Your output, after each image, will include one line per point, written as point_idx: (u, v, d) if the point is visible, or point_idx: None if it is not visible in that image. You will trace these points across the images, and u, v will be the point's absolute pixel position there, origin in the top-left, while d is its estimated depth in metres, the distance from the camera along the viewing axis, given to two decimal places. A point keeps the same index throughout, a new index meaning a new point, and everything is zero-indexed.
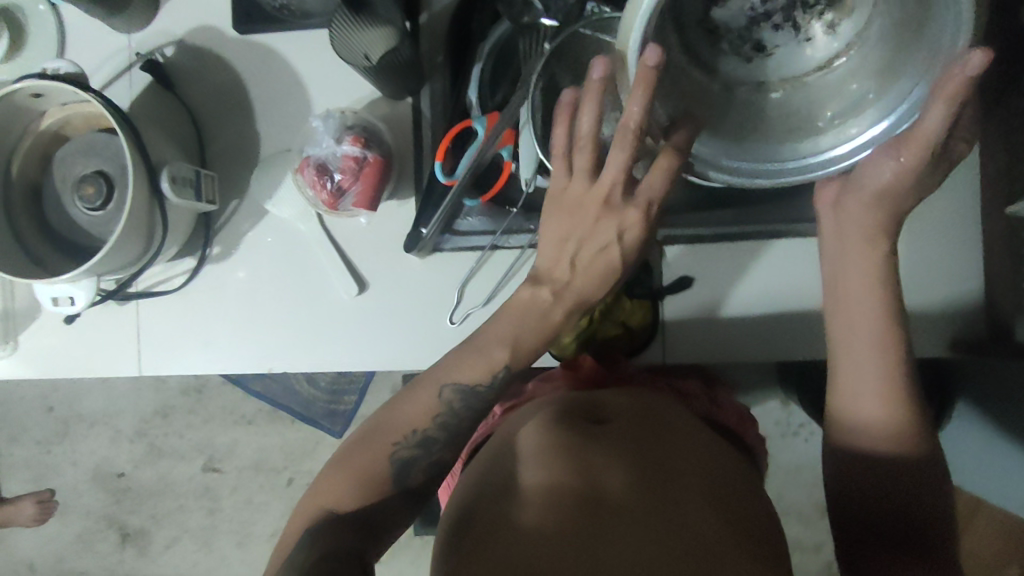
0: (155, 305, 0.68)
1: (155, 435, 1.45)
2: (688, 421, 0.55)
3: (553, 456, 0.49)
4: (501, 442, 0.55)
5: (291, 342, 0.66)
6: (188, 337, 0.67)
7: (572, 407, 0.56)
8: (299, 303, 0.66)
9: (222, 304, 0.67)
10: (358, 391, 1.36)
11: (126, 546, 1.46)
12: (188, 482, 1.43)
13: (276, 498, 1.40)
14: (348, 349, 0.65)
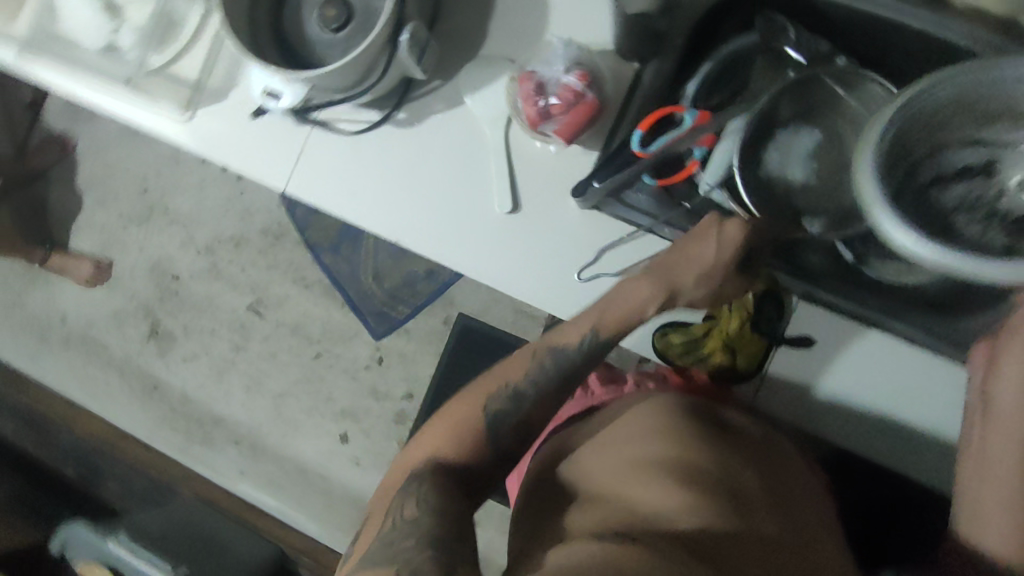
0: (327, 136, 0.71)
1: (220, 257, 1.51)
2: (784, 447, 0.65)
3: (672, 438, 0.60)
4: (621, 417, 0.66)
5: (429, 224, 0.69)
6: (342, 178, 0.71)
7: (695, 409, 0.66)
8: (453, 195, 0.69)
9: (383, 163, 0.70)
10: (412, 307, 1.39)
11: (151, 341, 1.52)
12: (230, 313, 1.49)
13: (299, 365, 1.45)
14: (475, 256, 0.68)
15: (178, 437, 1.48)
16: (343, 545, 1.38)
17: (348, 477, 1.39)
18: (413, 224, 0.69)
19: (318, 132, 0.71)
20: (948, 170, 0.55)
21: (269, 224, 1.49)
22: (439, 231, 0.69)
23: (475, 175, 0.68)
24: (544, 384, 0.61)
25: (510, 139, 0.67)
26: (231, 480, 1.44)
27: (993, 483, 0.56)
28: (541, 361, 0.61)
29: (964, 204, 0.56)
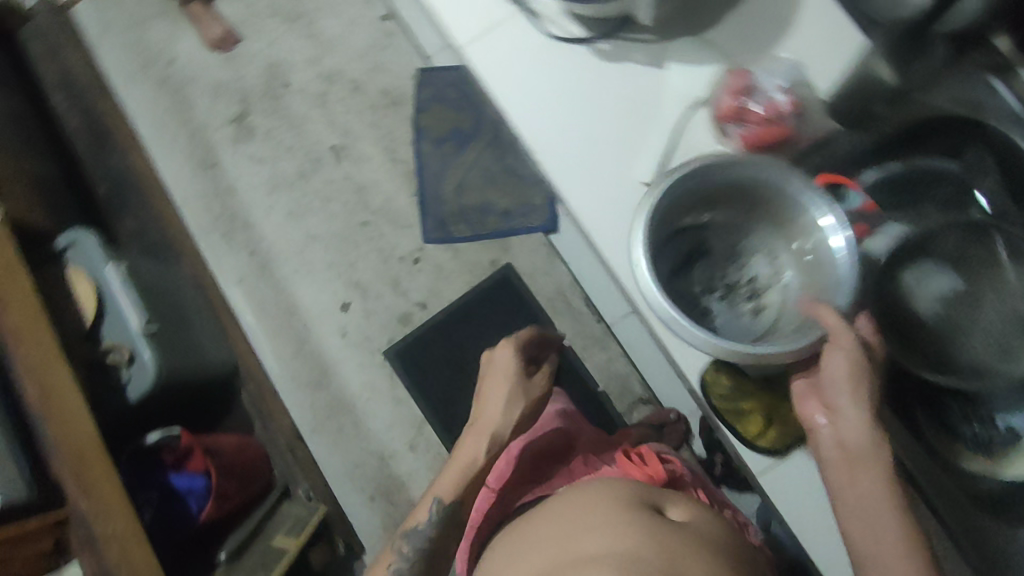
0: (525, 24, 0.71)
1: (333, 88, 1.46)
2: (719, 530, 0.67)
3: (595, 521, 0.63)
4: (546, 519, 0.69)
5: (566, 149, 0.68)
6: (519, 65, 0.71)
7: (631, 502, 0.66)
8: (600, 138, 0.68)
9: (561, 74, 0.70)
10: (472, 232, 1.36)
11: (230, 126, 1.48)
12: (311, 141, 1.45)
13: (345, 223, 1.40)
14: (589, 195, 0.67)
15: (203, 218, 1.45)
16: (293, 398, 1.36)
17: (328, 341, 1.37)
18: (552, 139, 0.69)
19: (520, 14, 0.71)
20: (686, 262, 0.69)
21: (391, 87, 1.44)
22: (568, 155, 0.68)
23: (635, 130, 0.68)
24: (439, 531, 0.79)
25: (686, 122, 0.67)
26: (226, 282, 1.42)
27: (866, 515, 0.57)
28: (433, 512, 0.79)
29: (717, 289, 0.70)
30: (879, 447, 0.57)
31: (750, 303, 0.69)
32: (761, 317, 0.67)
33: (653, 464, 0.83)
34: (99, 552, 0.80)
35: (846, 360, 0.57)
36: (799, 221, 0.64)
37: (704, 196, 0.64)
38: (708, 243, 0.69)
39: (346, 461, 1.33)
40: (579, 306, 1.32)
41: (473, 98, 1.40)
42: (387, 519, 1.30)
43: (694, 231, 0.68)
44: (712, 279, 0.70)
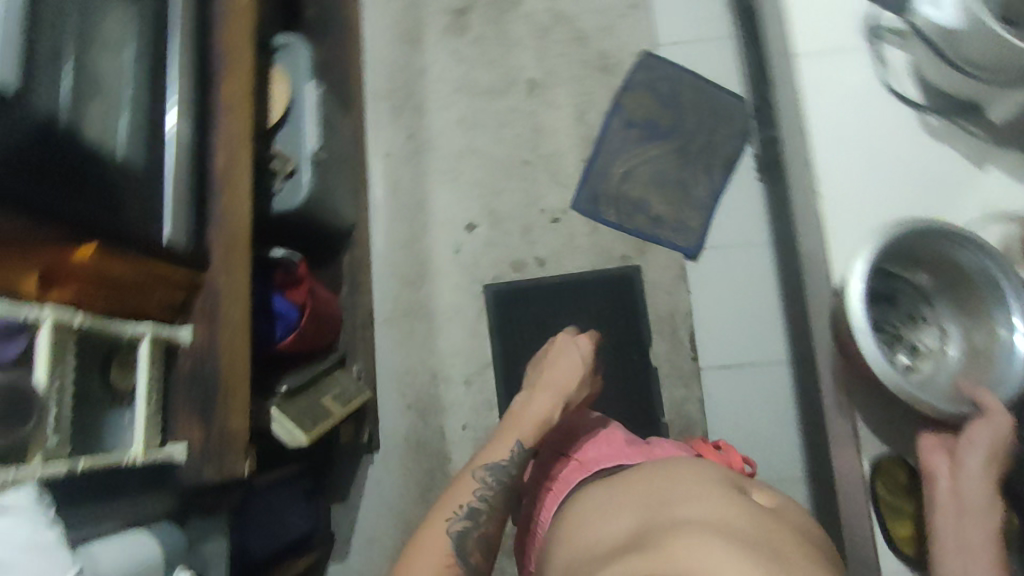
0: (867, 58, 0.73)
1: (558, 28, 1.44)
2: (810, 524, 0.70)
3: (696, 490, 0.66)
4: (620, 482, 0.72)
5: (859, 165, 0.70)
6: (858, 89, 0.72)
7: (727, 481, 0.70)
8: (891, 180, 0.70)
9: (887, 113, 0.72)
10: (618, 221, 1.35)
11: (448, 16, 1.46)
12: (513, 65, 1.43)
13: (508, 154, 1.39)
14: (851, 217, 0.69)
15: (382, 83, 1.44)
16: (384, 283, 1.36)
17: (439, 249, 1.37)
18: (842, 157, 0.71)
19: (868, 48, 0.73)
20: (870, 298, 0.76)
21: (612, 54, 1.42)
22: (856, 172, 0.70)
23: (920, 193, 0.70)
24: (488, 494, 0.79)
25: (990, 222, 0.70)
26: (374, 150, 1.41)
27: (974, 564, 0.63)
28: (483, 477, 0.80)
29: (881, 328, 0.75)
30: (991, 504, 0.64)
31: (908, 357, 0.74)
32: (914, 374, 0.72)
33: (731, 452, 0.82)
34: (214, 333, 0.78)
35: (994, 423, 0.64)
36: (994, 303, 0.69)
37: (916, 258, 0.72)
38: (894, 293, 0.76)
39: (402, 363, 1.33)
40: (682, 336, 1.31)
41: (680, 101, 1.39)
42: (412, 432, 1.31)
43: (886, 276, 0.75)
44: (881, 319, 0.76)
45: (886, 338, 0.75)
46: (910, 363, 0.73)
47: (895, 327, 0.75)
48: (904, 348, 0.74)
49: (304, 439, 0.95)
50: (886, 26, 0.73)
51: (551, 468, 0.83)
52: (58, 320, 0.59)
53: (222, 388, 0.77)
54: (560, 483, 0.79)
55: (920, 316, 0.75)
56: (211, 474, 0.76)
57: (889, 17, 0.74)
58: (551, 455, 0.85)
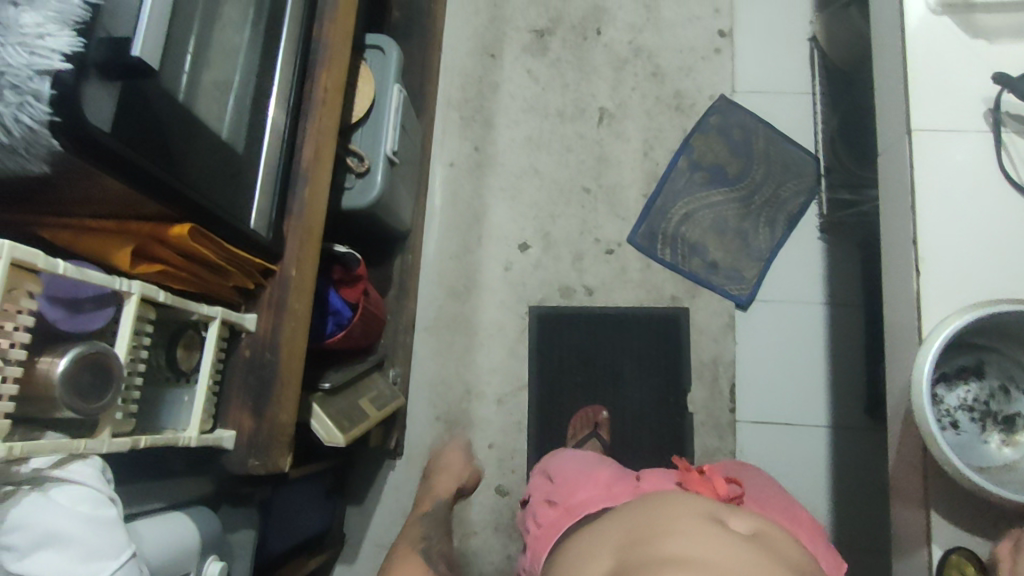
0: (987, 144, 0.66)
1: (636, 63, 1.44)
2: (800, 556, 0.63)
3: (674, 527, 0.59)
4: (610, 529, 0.66)
5: (959, 246, 0.64)
6: (967, 164, 0.65)
7: (707, 515, 0.63)
8: (991, 266, 0.63)
9: (993, 196, 0.65)
10: (672, 261, 1.33)
11: (530, 35, 1.47)
12: (587, 93, 1.43)
13: (570, 180, 1.39)
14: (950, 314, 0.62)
15: (455, 93, 1.44)
16: (428, 290, 1.36)
17: (489, 264, 1.36)
18: (950, 246, 0.64)
19: (989, 134, 0.66)
20: (954, 372, 0.67)
21: (687, 95, 1.41)
22: (952, 252, 0.63)
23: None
24: (425, 550, 0.96)
25: None
26: (438, 157, 1.41)
27: None
28: (413, 549, 0.95)
29: (968, 406, 0.66)
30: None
31: (999, 438, 0.65)
32: (1005, 455, 0.63)
33: (718, 480, 0.76)
34: (279, 323, 0.77)
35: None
36: None
37: (1006, 333, 0.63)
38: (984, 363, 0.66)
39: (437, 373, 1.32)
40: (722, 386, 1.28)
41: (749, 150, 1.38)
42: (437, 443, 1.29)
43: (973, 346, 0.66)
44: (968, 395, 0.67)
45: (968, 416, 0.66)
46: (1000, 445, 0.64)
47: (984, 404, 0.66)
48: (991, 427, 0.65)
49: (342, 438, 0.93)
50: (1010, 111, 0.66)
51: (536, 513, 0.82)
52: (143, 294, 0.58)
53: (279, 379, 0.76)
54: (546, 528, 0.78)
55: (1009, 388, 0.66)
56: (256, 466, 0.74)
57: (1014, 102, 0.67)
58: (542, 502, 0.83)
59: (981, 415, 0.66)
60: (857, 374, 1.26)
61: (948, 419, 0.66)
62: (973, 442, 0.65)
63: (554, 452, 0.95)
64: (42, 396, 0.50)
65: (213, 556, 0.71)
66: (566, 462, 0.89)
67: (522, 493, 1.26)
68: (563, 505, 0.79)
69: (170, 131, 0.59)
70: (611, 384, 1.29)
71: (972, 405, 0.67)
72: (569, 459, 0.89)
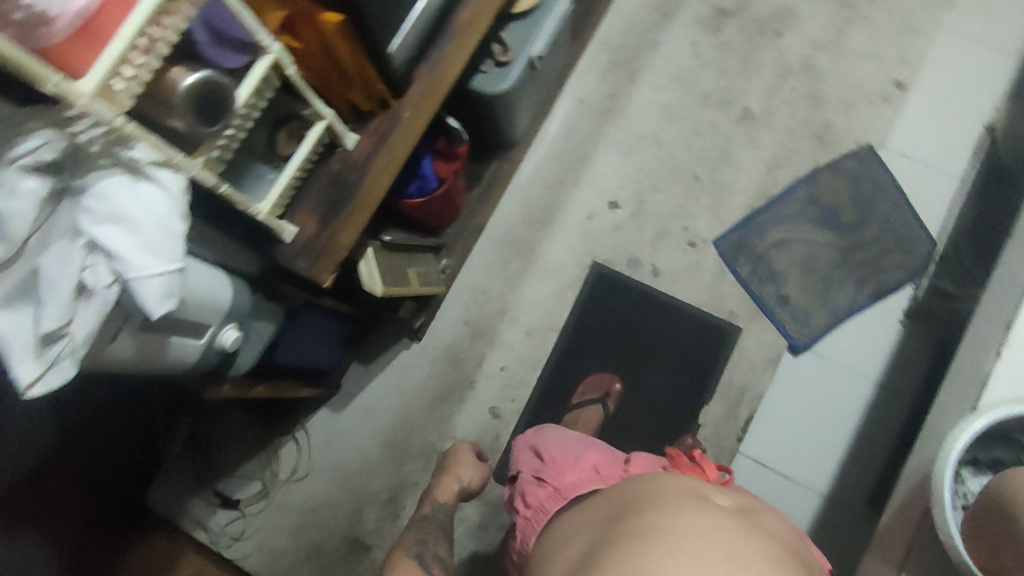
0: None
1: (803, 79, 1.39)
2: (787, 533, 0.65)
3: (667, 500, 0.60)
4: (607, 500, 0.67)
5: None
6: None
7: (686, 488, 0.64)
8: None
9: None
10: (747, 278, 1.31)
11: (709, 11, 1.43)
12: (741, 88, 1.39)
13: (686, 162, 1.37)
14: (1005, 396, 0.68)
15: (614, 36, 1.43)
16: (510, 206, 1.37)
17: (575, 206, 1.36)
18: None
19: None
20: (987, 462, 0.71)
21: (836, 129, 1.36)
22: None
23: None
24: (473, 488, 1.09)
25: None
26: (572, 89, 1.41)
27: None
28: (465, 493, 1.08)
29: None
30: None
31: None
32: None
33: (705, 464, 0.78)
34: (375, 153, 0.80)
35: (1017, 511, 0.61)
36: None
37: None
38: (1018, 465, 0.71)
39: (483, 282, 1.34)
40: (740, 414, 1.26)
41: (874, 207, 1.32)
42: (456, 344, 1.32)
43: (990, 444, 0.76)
44: None
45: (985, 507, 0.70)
46: None
47: None
48: None
49: (380, 289, 0.97)
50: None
51: (524, 491, 0.80)
52: (278, 57, 0.63)
53: (354, 203, 0.79)
54: (535, 510, 0.77)
55: None
56: (302, 266, 0.78)
57: None
58: (528, 478, 0.81)
59: None
60: (874, 464, 1.22)
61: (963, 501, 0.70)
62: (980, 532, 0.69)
63: (544, 427, 0.92)
64: (162, 100, 0.55)
65: (232, 324, 0.76)
66: (559, 437, 0.85)
67: (511, 422, 1.28)
68: (555, 481, 0.77)
69: None
70: (638, 364, 1.29)
71: None
72: (558, 435, 0.86)
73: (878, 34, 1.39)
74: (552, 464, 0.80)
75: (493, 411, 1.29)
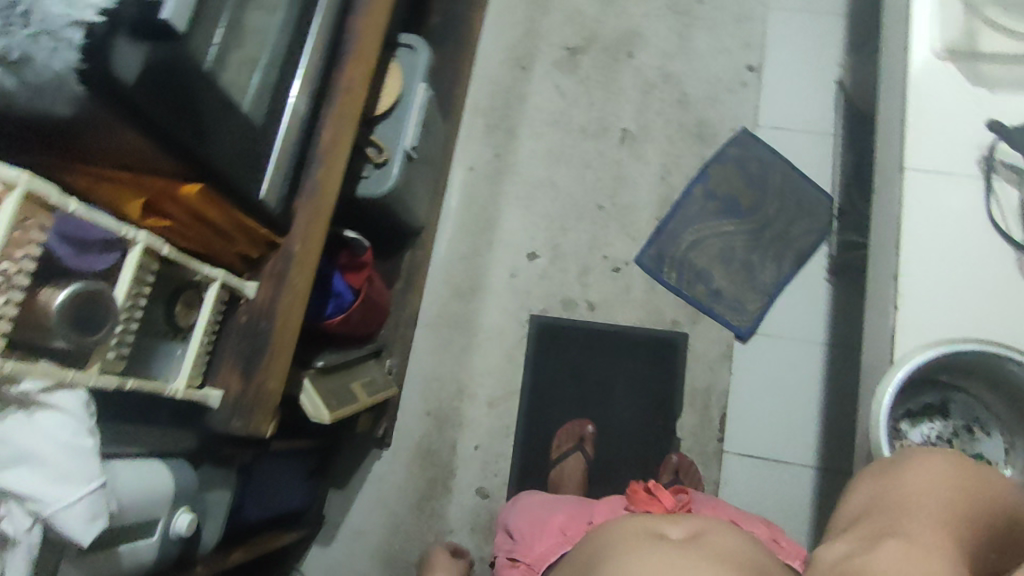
0: (980, 192, 0.77)
1: (666, 89, 1.47)
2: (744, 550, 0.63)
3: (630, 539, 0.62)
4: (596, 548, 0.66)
5: (939, 283, 0.74)
6: (951, 212, 0.76)
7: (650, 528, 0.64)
8: (967, 301, 0.73)
9: (974, 240, 0.75)
10: (677, 284, 1.35)
11: (561, 52, 1.51)
12: (613, 113, 1.46)
13: (586, 194, 1.42)
14: (923, 337, 0.73)
15: (484, 102, 1.48)
16: (435, 285, 1.39)
17: (496, 268, 1.39)
18: (929, 286, 0.74)
19: (980, 180, 0.78)
20: (919, 409, 0.77)
21: (710, 124, 1.44)
22: (932, 288, 0.74)
23: (993, 330, 0.72)
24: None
25: None
26: (460, 161, 1.45)
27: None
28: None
29: (931, 440, 0.76)
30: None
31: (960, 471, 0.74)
32: None
33: (663, 493, 0.80)
34: (276, 295, 0.81)
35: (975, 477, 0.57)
36: None
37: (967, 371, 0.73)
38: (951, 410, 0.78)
39: (433, 369, 1.34)
40: (713, 417, 1.28)
41: (768, 183, 1.39)
42: (425, 438, 1.31)
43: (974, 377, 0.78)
44: (932, 431, 0.77)
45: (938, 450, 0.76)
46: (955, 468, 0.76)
47: (948, 438, 0.77)
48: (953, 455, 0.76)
49: (327, 417, 0.96)
50: (1002, 160, 0.78)
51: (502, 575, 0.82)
52: (148, 244, 0.63)
53: (270, 349, 0.79)
54: None
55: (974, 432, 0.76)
56: (238, 427, 0.77)
57: (1007, 154, 0.78)
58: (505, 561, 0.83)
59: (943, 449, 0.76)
60: (849, 421, 1.25)
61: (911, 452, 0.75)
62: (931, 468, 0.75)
63: (520, 495, 0.94)
64: (40, 324, 0.54)
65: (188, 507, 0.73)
66: (527, 508, 0.87)
67: (502, 497, 1.27)
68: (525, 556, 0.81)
69: (190, 96, 0.62)
70: (602, 399, 1.30)
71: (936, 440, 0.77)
72: (527, 505, 0.88)
73: (717, 29, 1.49)
74: (533, 536, 0.82)
75: (480, 493, 1.27)
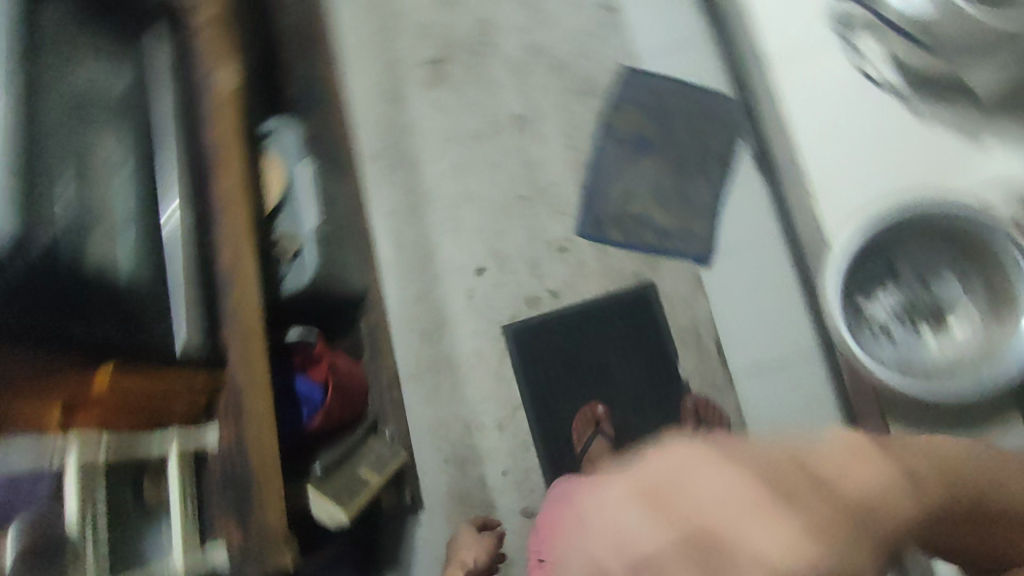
0: (840, 51, 0.71)
1: (538, 61, 1.46)
2: None
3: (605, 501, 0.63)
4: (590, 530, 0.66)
5: (840, 156, 0.69)
6: (823, 80, 0.71)
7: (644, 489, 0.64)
8: (873, 163, 0.68)
9: (855, 100, 0.70)
10: (624, 240, 1.36)
11: (425, 67, 1.48)
12: (498, 105, 1.44)
13: (506, 191, 1.40)
14: (846, 217, 0.69)
15: (373, 144, 1.44)
16: (400, 337, 1.35)
17: (452, 297, 1.36)
18: (831, 162, 0.70)
19: (837, 40, 0.72)
20: (870, 285, 0.71)
21: (591, 78, 1.43)
22: (835, 163, 0.69)
23: (913, 182, 0.67)
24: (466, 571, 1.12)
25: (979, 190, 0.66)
26: (375, 209, 1.41)
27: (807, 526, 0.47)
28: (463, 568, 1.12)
29: (895, 312, 0.71)
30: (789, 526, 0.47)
31: (930, 329, 0.70)
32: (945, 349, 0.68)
33: None
34: (240, 430, 0.78)
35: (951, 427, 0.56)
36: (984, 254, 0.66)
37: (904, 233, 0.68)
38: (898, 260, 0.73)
39: (433, 417, 1.31)
40: (707, 344, 1.33)
41: (668, 111, 1.40)
42: (454, 485, 1.28)
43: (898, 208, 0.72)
44: (892, 300, 0.71)
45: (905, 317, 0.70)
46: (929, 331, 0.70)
47: (908, 303, 0.71)
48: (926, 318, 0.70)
49: (344, 516, 0.97)
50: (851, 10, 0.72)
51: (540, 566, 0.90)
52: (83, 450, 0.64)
53: (256, 484, 0.77)
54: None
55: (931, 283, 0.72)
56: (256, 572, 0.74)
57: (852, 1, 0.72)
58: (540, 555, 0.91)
59: (910, 313, 0.71)
60: None
61: (879, 329, 0.70)
62: (907, 336, 0.70)
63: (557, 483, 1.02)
64: None
65: None
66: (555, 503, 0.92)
67: None
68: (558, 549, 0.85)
69: (61, 293, 0.63)
70: (601, 374, 1.31)
71: (898, 309, 0.71)
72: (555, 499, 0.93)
73: None
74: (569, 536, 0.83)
75: (527, 513, 1.26)
